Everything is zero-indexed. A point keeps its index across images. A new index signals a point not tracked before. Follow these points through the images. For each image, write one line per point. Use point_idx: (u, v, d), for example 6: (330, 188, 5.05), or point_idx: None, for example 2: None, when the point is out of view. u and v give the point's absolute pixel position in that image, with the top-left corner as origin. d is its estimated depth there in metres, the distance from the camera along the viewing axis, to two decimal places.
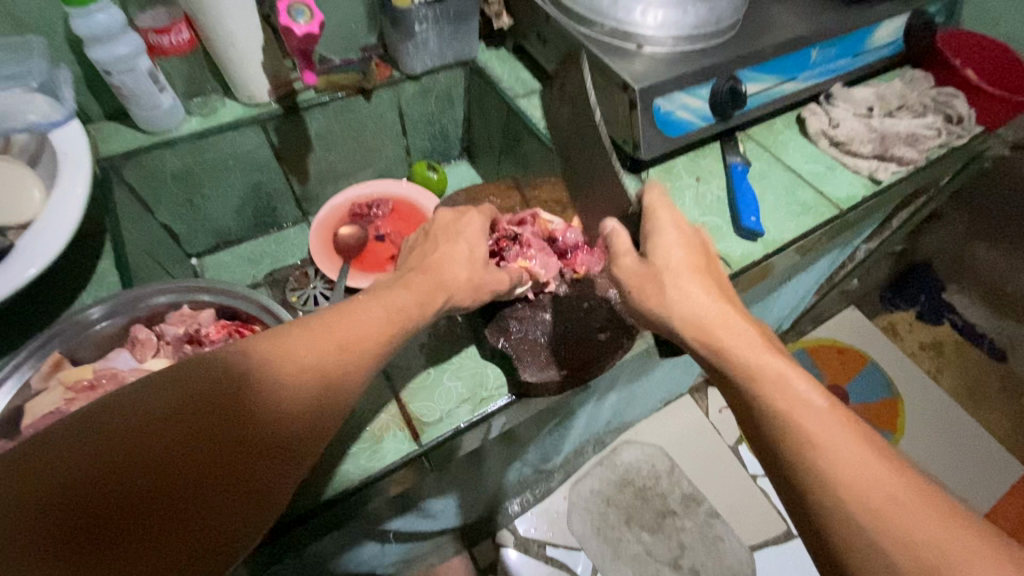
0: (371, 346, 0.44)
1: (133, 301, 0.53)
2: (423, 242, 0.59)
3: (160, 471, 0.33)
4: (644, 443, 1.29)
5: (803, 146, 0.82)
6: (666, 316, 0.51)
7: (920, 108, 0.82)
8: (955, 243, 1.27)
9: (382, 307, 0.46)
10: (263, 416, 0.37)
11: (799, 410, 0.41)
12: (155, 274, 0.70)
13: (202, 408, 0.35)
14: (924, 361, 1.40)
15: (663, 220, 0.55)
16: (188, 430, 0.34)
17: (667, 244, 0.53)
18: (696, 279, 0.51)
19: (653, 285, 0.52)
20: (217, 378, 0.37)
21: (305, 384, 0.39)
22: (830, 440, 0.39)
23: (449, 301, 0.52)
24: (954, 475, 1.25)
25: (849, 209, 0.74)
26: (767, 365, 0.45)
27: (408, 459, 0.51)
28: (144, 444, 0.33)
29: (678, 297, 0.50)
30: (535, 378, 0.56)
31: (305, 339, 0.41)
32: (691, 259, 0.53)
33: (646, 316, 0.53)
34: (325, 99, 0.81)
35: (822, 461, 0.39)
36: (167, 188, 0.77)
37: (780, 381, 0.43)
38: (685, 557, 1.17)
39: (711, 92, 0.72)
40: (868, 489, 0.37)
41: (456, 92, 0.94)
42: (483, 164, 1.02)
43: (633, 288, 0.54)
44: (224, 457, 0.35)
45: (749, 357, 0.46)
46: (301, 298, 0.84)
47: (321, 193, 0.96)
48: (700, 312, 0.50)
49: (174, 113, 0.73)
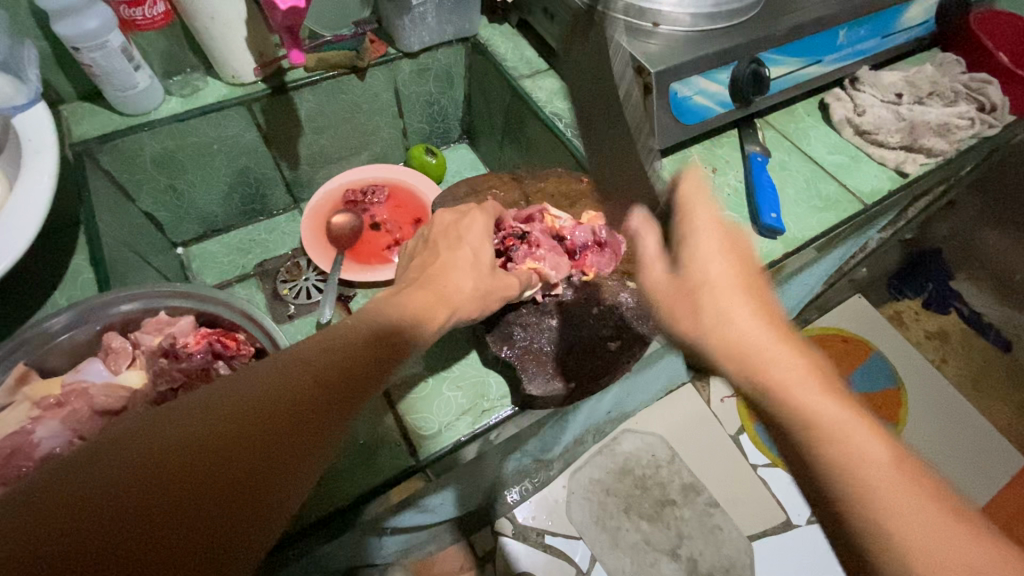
0: (378, 362, 0.41)
1: (100, 307, 0.49)
2: (422, 247, 0.55)
3: (171, 507, 0.31)
4: (646, 432, 1.28)
5: (825, 134, 0.77)
6: (701, 340, 0.43)
7: (951, 95, 0.77)
8: (966, 229, 1.27)
9: (381, 323, 0.43)
10: (268, 441, 0.35)
11: (850, 454, 0.36)
12: (134, 266, 0.66)
13: (209, 436, 0.33)
14: (930, 350, 1.33)
15: (700, 228, 0.46)
16: (195, 461, 0.32)
17: (704, 258, 0.45)
18: (741, 298, 0.43)
19: (686, 305, 0.45)
20: (223, 406, 0.35)
21: (311, 401, 0.37)
22: (887, 487, 0.35)
23: (453, 315, 0.48)
24: (956, 468, 1.19)
25: (874, 203, 0.70)
26: (817, 404, 0.38)
27: (408, 475, 0.48)
28: (147, 475, 0.31)
29: (719, 319, 0.43)
30: (539, 393, 0.53)
31: (309, 359, 0.39)
32: (733, 272, 0.44)
33: (677, 341, 0.46)
34: (315, 79, 0.76)
35: (874, 500, 0.34)
36: (146, 173, 0.72)
37: (828, 420, 0.38)
38: (684, 547, 1.16)
39: (731, 77, 0.67)
40: (930, 544, 0.33)
41: (457, 71, 0.88)
42: (484, 147, 0.97)
43: (664, 306, 0.46)
44: (236, 487, 0.33)
45: (785, 377, 0.40)
46: (293, 290, 0.80)
47: (313, 178, 0.91)
48: (740, 339, 0.42)
49: (152, 93, 0.68)
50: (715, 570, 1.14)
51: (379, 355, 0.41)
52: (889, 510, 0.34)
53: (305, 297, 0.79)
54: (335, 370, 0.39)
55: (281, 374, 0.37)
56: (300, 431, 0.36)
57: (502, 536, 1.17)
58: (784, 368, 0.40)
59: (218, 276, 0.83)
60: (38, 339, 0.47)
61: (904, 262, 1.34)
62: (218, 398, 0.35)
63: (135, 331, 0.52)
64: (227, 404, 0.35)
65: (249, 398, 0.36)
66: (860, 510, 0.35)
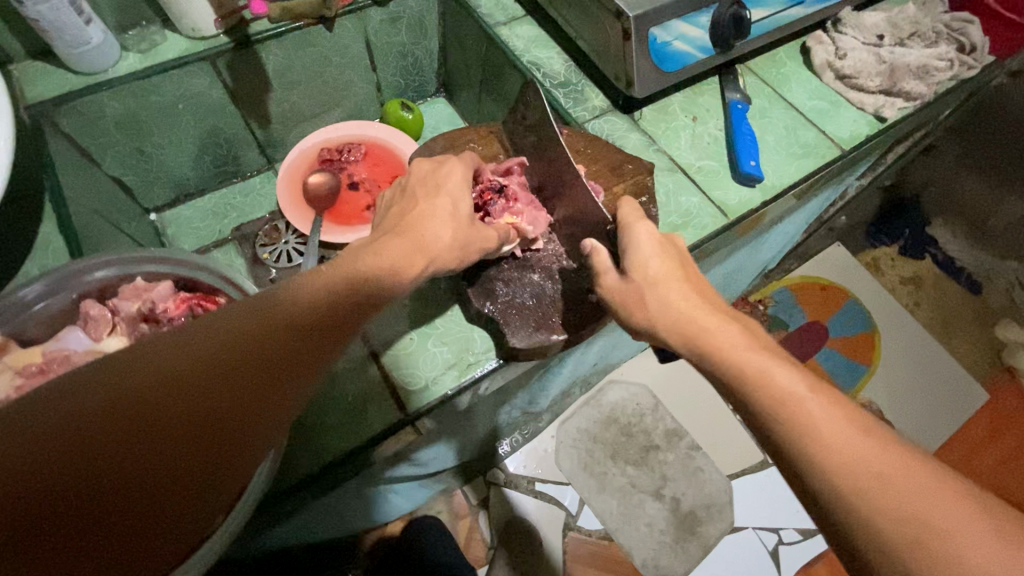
0: (352, 310, 0.41)
1: (72, 275, 0.48)
2: (400, 198, 0.54)
3: (137, 441, 0.31)
4: (631, 381, 1.32)
5: (806, 80, 0.76)
6: (653, 332, 0.47)
7: (932, 36, 0.76)
8: (944, 174, 1.30)
9: (351, 271, 0.43)
10: (245, 383, 0.35)
11: (770, 393, 0.39)
12: (107, 235, 0.65)
13: (178, 373, 0.33)
14: (904, 295, 1.36)
15: (631, 225, 0.50)
16: (163, 398, 0.32)
17: (642, 255, 0.48)
18: (674, 283, 0.47)
19: (631, 296, 0.48)
20: (194, 344, 0.34)
21: (284, 347, 0.37)
22: (835, 430, 0.36)
23: (430, 265, 0.48)
24: (926, 405, 1.25)
25: (852, 149, 0.70)
26: (764, 373, 0.40)
27: (398, 427, 0.49)
28: (123, 416, 0.31)
29: (658, 312, 0.46)
30: (523, 344, 0.53)
31: (285, 303, 0.39)
32: (670, 265, 0.48)
33: (627, 326, 0.50)
34: (281, 30, 0.72)
35: (817, 454, 0.35)
36: (111, 137, 0.69)
37: (771, 380, 0.39)
38: (667, 487, 1.22)
39: (712, 20, 0.65)
40: (867, 484, 0.34)
41: (430, 20, 0.84)
42: (462, 101, 0.95)
43: (619, 308, 0.49)
44: (203, 426, 0.33)
45: (732, 356, 0.42)
46: (273, 254, 0.80)
47: (285, 138, 0.88)
48: (679, 314, 0.46)
49: (108, 48, 0.64)
50: (696, 509, 1.20)
51: (352, 305, 0.41)
52: (839, 450, 0.35)
53: (285, 261, 0.79)
54: (309, 314, 0.39)
55: (254, 316, 0.37)
56: (270, 373, 0.36)
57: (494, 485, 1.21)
58: (725, 344, 0.43)
59: (196, 242, 0.82)
60: (12, 309, 0.46)
61: (884, 208, 1.38)
62: (188, 334, 0.35)
63: (113, 299, 0.51)
64: (195, 349, 0.34)
65: (220, 337, 0.35)
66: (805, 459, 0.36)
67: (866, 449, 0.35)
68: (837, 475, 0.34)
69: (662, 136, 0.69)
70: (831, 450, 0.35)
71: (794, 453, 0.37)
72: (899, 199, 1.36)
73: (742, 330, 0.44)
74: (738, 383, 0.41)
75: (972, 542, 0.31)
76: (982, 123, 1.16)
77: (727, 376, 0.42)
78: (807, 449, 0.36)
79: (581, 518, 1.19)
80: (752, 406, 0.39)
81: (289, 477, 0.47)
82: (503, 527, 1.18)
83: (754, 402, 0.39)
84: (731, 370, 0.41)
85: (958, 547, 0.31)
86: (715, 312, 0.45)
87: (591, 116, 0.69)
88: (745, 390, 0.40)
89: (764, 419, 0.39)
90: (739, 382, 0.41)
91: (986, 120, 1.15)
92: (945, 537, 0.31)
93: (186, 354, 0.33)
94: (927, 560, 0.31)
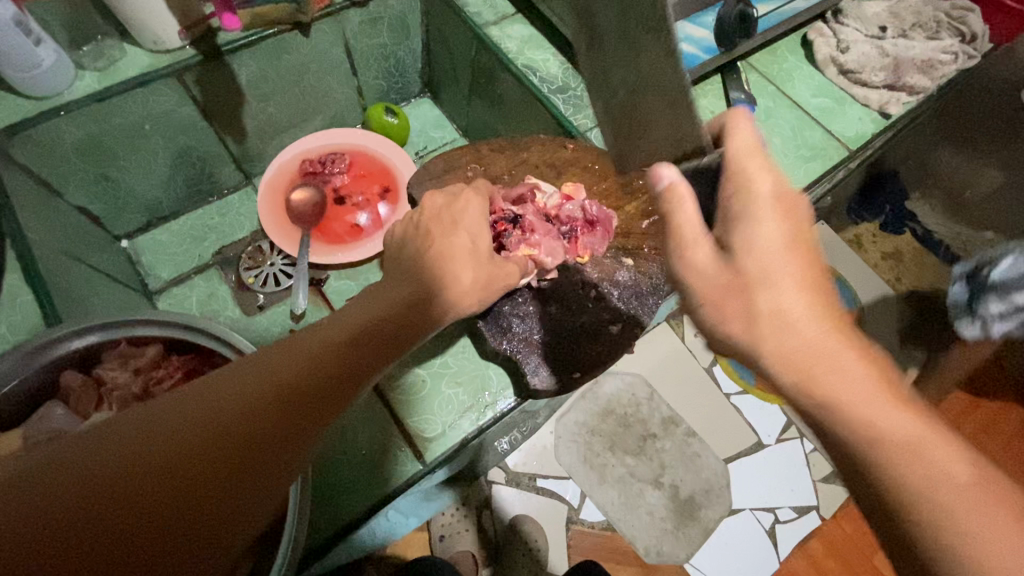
0: (355, 369, 0.37)
1: (43, 349, 0.44)
2: (414, 236, 0.50)
3: (106, 536, 0.27)
4: (625, 371, 1.16)
5: (809, 75, 0.73)
6: (761, 355, 0.38)
7: (934, 25, 0.74)
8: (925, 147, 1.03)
9: (355, 322, 0.39)
10: (245, 446, 0.31)
11: (893, 440, 0.34)
12: (77, 274, 0.59)
13: (160, 454, 0.29)
14: (885, 271, 1.20)
15: (758, 210, 0.40)
16: (140, 484, 0.28)
17: (750, 235, 0.39)
18: (799, 295, 0.38)
19: (740, 304, 0.39)
20: (179, 417, 0.31)
21: (288, 404, 0.33)
22: (947, 475, 0.32)
23: (450, 312, 0.46)
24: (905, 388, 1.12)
25: (858, 149, 0.68)
26: (878, 419, 0.35)
27: (418, 479, 0.50)
28: (116, 487, 0.28)
29: (767, 314, 0.38)
30: (543, 386, 0.54)
31: (289, 356, 0.36)
32: (797, 266, 0.39)
33: (730, 339, 0.40)
34: (253, 39, 0.66)
35: (936, 505, 0.32)
36: (72, 164, 0.63)
37: (879, 424, 0.34)
38: (666, 475, 1.09)
39: (718, 20, 0.62)
40: (983, 539, 0.31)
41: (413, 19, 0.79)
42: (449, 102, 0.90)
43: (706, 295, 0.40)
44: (183, 515, 0.29)
45: (849, 395, 0.35)
46: (258, 278, 0.75)
47: (263, 150, 0.82)
48: (801, 344, 0.37)
49: (63, 69, 0.58)
50: (695, 494, 1.08)
51: (355, 363, 0.37)
52: (955, 507, 0.32)
53: (273, 284, 0.74)
54: (308, 377, 0.35)
55: (246, 381, 0.33)
56: (262, 451, 0.32)
57: (495, 487, 1.07)
58: (837, 383, 0.36)
59: (174, 269, 0.77)
60: None
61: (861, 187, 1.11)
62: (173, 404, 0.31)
63: (96, 366, 0.48)
64: (197, 409, 0.31)
65: (208, 408, 0.31)
66: (922, 513, 0.32)
67: (980, 503, 0.32)
68: (945, 528, 0.31)
69: None
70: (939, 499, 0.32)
71: (900, 503, 0.33)
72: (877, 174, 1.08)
73: (859, 351, 0.37)
74: (845, 429, 0.35)
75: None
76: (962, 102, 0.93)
77: (847, 432, 0.35)
78: (914, 499, 0.33)
79: (584, 511, 1.06)
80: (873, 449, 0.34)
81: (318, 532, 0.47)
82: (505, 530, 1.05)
83: (859, 449, 0.35)
84: (833, 401, 0.35)
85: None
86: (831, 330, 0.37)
87: (593, 124, 0.66)
88: (858, 442, 0.35)
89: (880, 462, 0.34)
90: (864, 440, 0.34)
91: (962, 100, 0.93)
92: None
93: (185, 418, 0.31)
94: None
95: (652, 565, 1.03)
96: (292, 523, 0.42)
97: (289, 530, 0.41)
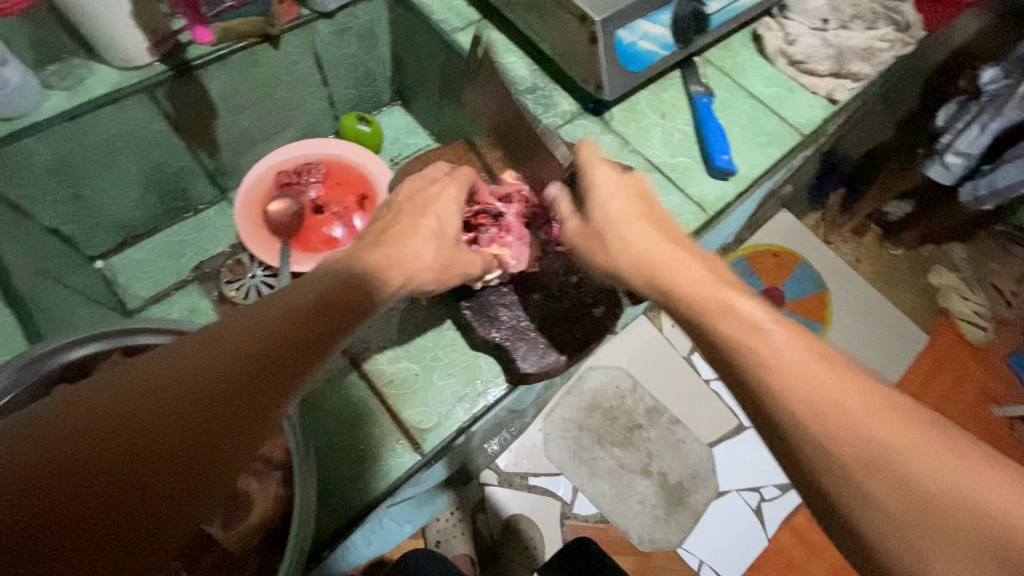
0: (320, 337, 0.35)
1: (39, 361, 0.45)
2: (385, 215, 0.53)
3: (88, 487, 0.26)
4: (607, 365, 1.18)
5: (760, 67, 0.78)
6: (620, 274, 0.49)
7: (870, 17, 0.78)
8: (870, 133, 1.04)
9: (317, 292, 0.38)
10: (229, 391, 0.30)
11: (727, 318, 0.40)
12: (54, 294, 0.58)
13: (111, 424, 0.28)
14: (846, 252, 1.29)
15: (596, 170, 0.52)
16: (113, 436, 0.28)
17: (603, 196, 0.51)
18: (641, 226, 0.49)
19: (597, 242, 0.51)
20: (134, 394, 0.29)
21: (266, 350, 0.33)
22: (794, 358, 0.36)
23: (409, 284, 0.47)
24: (874, 360, 1.18)
25: (811, 134, 0.73)
26: (726, 306, 0.41)
27: (414, 470, 0.51)
28: (105, 429, 0.28)
29: (620, 251, 0.49)
30: (534, 368, 0.57)
31: (270, 308, 0.35)
32: (632, 206, 0.51)
33: (600, 272, 0.52)
34: (223, 53, 0.66)
35: (787, 386, 0.35)
36: (44, 185, 0.63)
37: (731, 314, 0.40)
38: (654, 463, 1.11)
39: (673, 17, 0.65)
40: (835, 402, 0.34)
41: (380, 28, 0.80)
42: (420, 109, 0.92)
43: (582, 245, 0.53)
44: (162, 465, 0.28)
45: (695, 292, 0.43)
46: (241, 291, 0.75)
47: (237, 164, 0.83)
48: (644, 252, 0.48)
49: (30, 89, 0.57)
50: (683, 479, 1.11)
51: (319, 330, 0.36)
52: (784, 366, 0.36)
53: (256, 296, 0.74)
54: (284, 332, 0.34)
55: (210, 347, 0.32)
56: (233, 415, 0.30)
57: (488, 487, 1.08)
58: (685, 282, 0.44)
59: (152, 287, 0.77)
60: None
61: (817, 176, 1.14)
62: (125, 380, 0.30)
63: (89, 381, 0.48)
64: (183, 360, 0.31)
65: (186, 361, 0.31)
66: (765, 386, 0.36)
67: (839, 380, 0.35)
68: (793, 406, 0.34)
69: (635, 136, 0.69)
70: (795, 376, 0.35)
71: (756, 382, 0.36)
72: (831, 164, 1.11)
73: (705, 267, 0.45)
74: (700, 326, 0.41)
75: (928, 459, 0.31)
76: (903, 83, 0.92)
77: (691, 312, 0.42)
78: (768, 371, 0.36)
79: (577, 505, 1.08)
80: (710, 327, 0.40)
81: (323, 530, 0.48)
82: (501, 529, 1.06)
83: (715, 336, 0.40)
84: (697, 304, 0.42)
85: (919, 477, 0.31)
86: (678, 251, 0.47)
87: (562, 122, 0.69)
88: (703, 322, 0.41)
89: (722, 351, 0.39)
90: (708, 318, 0.41)
91: (904, 82, 0.92)
92: (898, 460, 0.31)
93: (171, 367, 0.30)
94: (881, 479, 0.31)
95: (646, 552, 1.06)
96: (298, 523, 0.42)
97: (294, 531, 0.42)
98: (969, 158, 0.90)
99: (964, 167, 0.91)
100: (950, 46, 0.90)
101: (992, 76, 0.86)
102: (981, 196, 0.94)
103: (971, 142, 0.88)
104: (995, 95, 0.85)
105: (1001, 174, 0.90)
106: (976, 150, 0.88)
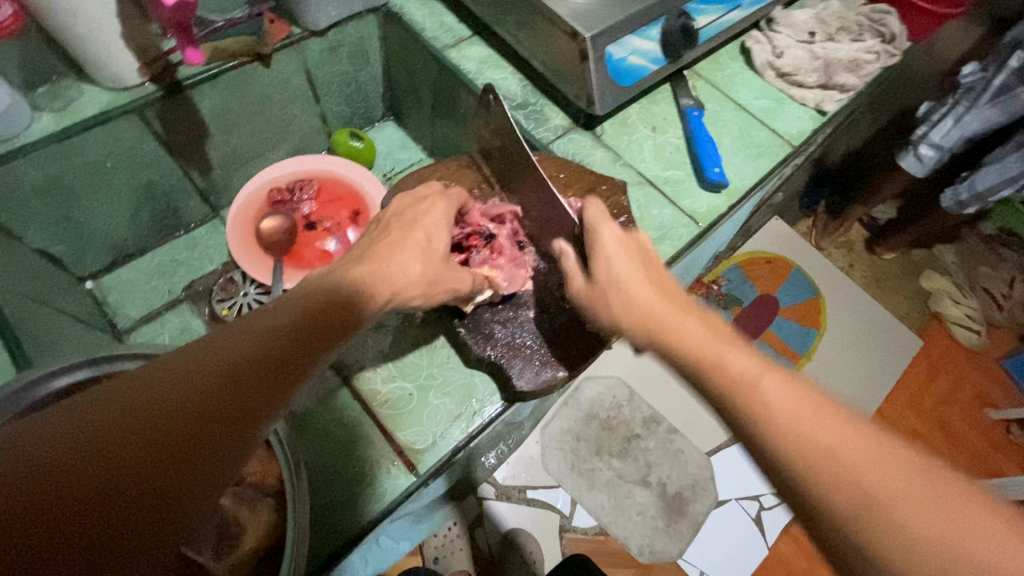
0: (300, 356, 0.35)
1: (26, 389, 0.44)
2: (374, 230, 0.52)
3: (56, 521, 0.26)
4: (604, 375, 1.18)
5: (750, 80, 0.79)
6: (623, 328, 0.48)
7: (856, 29, 0.79)
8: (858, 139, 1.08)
9: (300, 308, 0.37)
10: (204, 420, 0.30)
11: (749, 394, 0.38)
12: (43, 317, 0.57)
13: (79, 454, 0.27)
14: (838, 258, 1.30)
15: (600, 226, 0.52)
16: (81, 467, 0.26)
17: (610, 258, 0.50)
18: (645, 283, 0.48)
19: (606, 297, 0.50)
20: (116, 419, 0.28)
21: (244, 374, 0.32)
22: (837, 444, 0.34)
23: (395, 300, 0.46)
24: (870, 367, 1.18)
25: (800, 145, 0.74)
26: (748, 379, 0.39)
27: (410, 492, 0.51)
28: (73, 461, 0.26)
29: (626, 307, 0.48)
30: (530, 386, 0.56)
31: (247, 332, 0.34)
32: (638, 268, 0.50)
33: (606, 328, 0.51)
34: (214, 72, 0.66)
35: (829, 471, 0.34)
36: (33, 206, 0.62)
37: (754, 389, 0.38)
38: (653, 474, 1.10)
39: (662, 33, 0.66)
40: (880, 486, 0.32)
41: (371, 44, 0.80)
42: (412, 123, 0.92)
43: (590, 304, 0.52)
44: (136, 496, 0.27)
45: (710, 363, 0.42)
46: (232, 309, 0.74)
47: (229, 182, 0.83)
48: (654, 313, 0.46)
49: (18, 111, 0.57)
50: (682, 489, 1.10)
51: (301, 347, 0.35)
52: (825, 446, 0.34)
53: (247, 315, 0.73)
54: (263, 356, 0.33)
55: (183, 373, 0.31)
56: (211, 442, 0.30)
57: (486, 502, 1.07)
58: (696, 346, 0.43)
59: (143, 307, 0.76)
60: None
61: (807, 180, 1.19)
62: (108, 403, 0.29)
63: None
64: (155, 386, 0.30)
65: (156, 388, 0.30)
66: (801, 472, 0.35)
67: (877, 457, 0.34)
68: (838, 492, 0.33)
69: (626, 150, 0.70)
70: (833, 460, 0.34)
71: (790, 469, 0.35)
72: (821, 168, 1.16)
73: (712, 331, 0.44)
74: (718, 397, 0.40)
75: (984, 543, 0.30)
76: (890, 90, 0.95)
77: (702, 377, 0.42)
78: (805, 458, 0.35)
79: (575, 518, 1.07)
80: (730, 403, 0.39)
81: (317, 555, 0.48)
82: (500, 544, 1.05)
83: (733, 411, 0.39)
84: (709, 376, 0.41)
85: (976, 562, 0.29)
86: (685, 314, 0.46)
87: (555, 137, 0.70)
88: (719, 393, 0.40)
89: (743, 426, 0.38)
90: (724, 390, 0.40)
91: (893, 88, 0.95)
92: (955, 543, 0.30)
93: (142, 395, 0.29)
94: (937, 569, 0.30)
95: (646, 564, 1.05)
96: (289, 553, 0.41)
97: (285, 561, 0.41)
98: (941, 150, 0.90)
99: (936, 160, 0.91)
100: (937, 55, 0.91)
101: (971, 69, 0.85)
102: (964, 200, 0.95)
103: (944, 132, 0.87)
104: (970, 87, 0.84)
105: (982, 177, 0.91)
106: (948, 142, 0.88)
